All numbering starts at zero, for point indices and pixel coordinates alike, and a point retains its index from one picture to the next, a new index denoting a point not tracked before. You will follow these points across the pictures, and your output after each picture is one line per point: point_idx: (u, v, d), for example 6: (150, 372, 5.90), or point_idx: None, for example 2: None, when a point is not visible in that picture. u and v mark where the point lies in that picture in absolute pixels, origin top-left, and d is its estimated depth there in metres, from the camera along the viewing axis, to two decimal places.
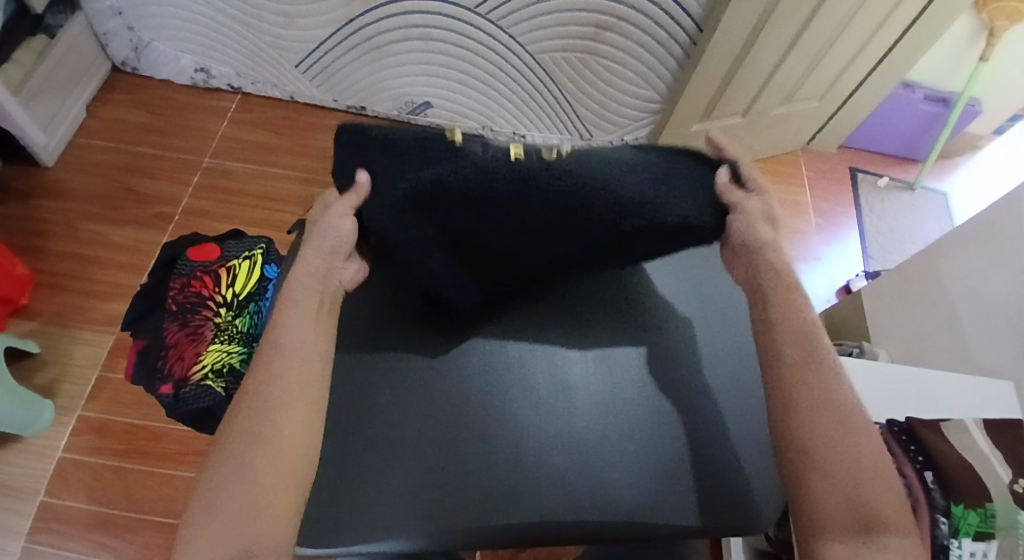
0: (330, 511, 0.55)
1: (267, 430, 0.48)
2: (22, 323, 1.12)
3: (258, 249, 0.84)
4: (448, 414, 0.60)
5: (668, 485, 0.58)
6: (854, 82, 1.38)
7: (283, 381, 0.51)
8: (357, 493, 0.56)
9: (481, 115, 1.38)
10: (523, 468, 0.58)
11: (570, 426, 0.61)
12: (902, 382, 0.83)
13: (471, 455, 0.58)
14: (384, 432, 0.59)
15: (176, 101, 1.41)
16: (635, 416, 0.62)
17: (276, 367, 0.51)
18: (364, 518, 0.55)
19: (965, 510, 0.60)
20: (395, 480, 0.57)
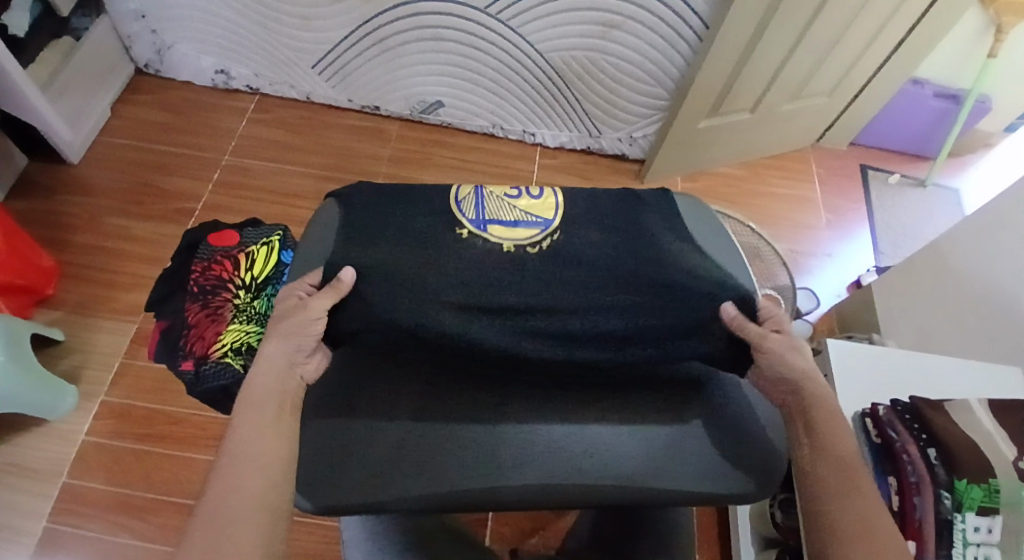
0: (322, 471, 0.54)
1: (223, 538, 0.41)
2: (46, 313, 1.15)
3: (276, 236, 0.87)
4: (449, 379, 0.57)
5: (674, 458, 0.55)
6: (862, 78, 1.39)
7: (244, 492, 0.45)
8: (349, 455, 0.54)
9: (491, 113, 1.41)
10: (521, 433, 0.55)
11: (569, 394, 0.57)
12: (908, 365, 0.84)
13: (471, 427, 0.55)
14: (371, 396, 0.56)
15: (196, 102, 1.45)
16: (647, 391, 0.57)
17: (234, 477, 0.45)
18: (354, 478, 0.53)
19: (969, 484, 0.61)
20: (385, 440, 0.55)
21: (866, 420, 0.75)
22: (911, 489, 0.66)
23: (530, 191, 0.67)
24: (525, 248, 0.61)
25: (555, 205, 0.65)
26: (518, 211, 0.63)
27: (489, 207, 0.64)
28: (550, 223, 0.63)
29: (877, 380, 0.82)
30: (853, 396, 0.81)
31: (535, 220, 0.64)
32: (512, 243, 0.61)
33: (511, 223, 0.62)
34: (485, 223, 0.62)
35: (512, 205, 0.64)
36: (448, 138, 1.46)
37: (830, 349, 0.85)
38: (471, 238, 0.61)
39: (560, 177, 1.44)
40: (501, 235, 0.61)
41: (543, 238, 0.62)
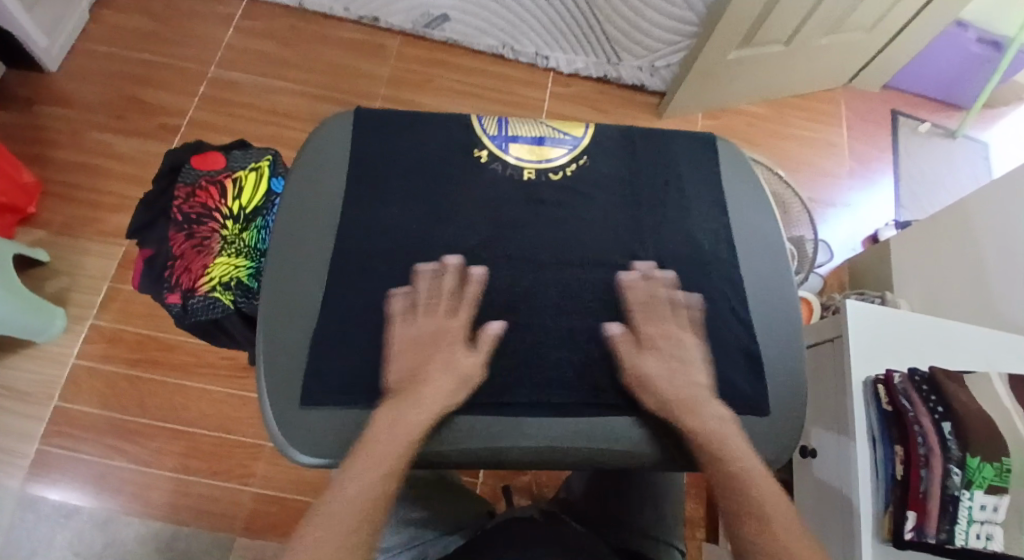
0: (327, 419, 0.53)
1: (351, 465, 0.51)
2: (29, 232, 1.10)
3: (265, 162, 0.81)
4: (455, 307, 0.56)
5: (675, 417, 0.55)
6: (904, 17, 1.28)
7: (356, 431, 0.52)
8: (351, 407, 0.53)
9: (502, 30, 1.32)
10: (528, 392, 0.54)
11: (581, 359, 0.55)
12: (931, 335, 0.80)
13: (481, 372, 0.54)
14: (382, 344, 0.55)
15: (179, 5, 1.33)
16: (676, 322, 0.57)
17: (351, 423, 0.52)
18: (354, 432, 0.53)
19: (981, 463, 0.61)
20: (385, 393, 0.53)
21: (879, 386, 0.72)
22: (918, 461, 0.64)
23: None
24: (547, 174, 0.64)
25: (584, 128, 0.67)
26: (545, 128, 0.66)
27: (516, 123, 0.66)
28: (578, 141, 0.66)
29: (894, 343, 0.79)
30: (866, 360, 0.77)
31: (563, 137, 0.66)
32: (533, 168, 0.64)
33: (538, 141, 0.65)
34: (509, 141, 0.65)
35: (540, 122, 0.67)
36: (453, 57, 1.35)
37: (848, 310, 0.79)
38: (491, 162, 0.63)
39: (573, 108, 1.35)
40: (527, 154, 0.64)
41: (566, 163, 0.64)
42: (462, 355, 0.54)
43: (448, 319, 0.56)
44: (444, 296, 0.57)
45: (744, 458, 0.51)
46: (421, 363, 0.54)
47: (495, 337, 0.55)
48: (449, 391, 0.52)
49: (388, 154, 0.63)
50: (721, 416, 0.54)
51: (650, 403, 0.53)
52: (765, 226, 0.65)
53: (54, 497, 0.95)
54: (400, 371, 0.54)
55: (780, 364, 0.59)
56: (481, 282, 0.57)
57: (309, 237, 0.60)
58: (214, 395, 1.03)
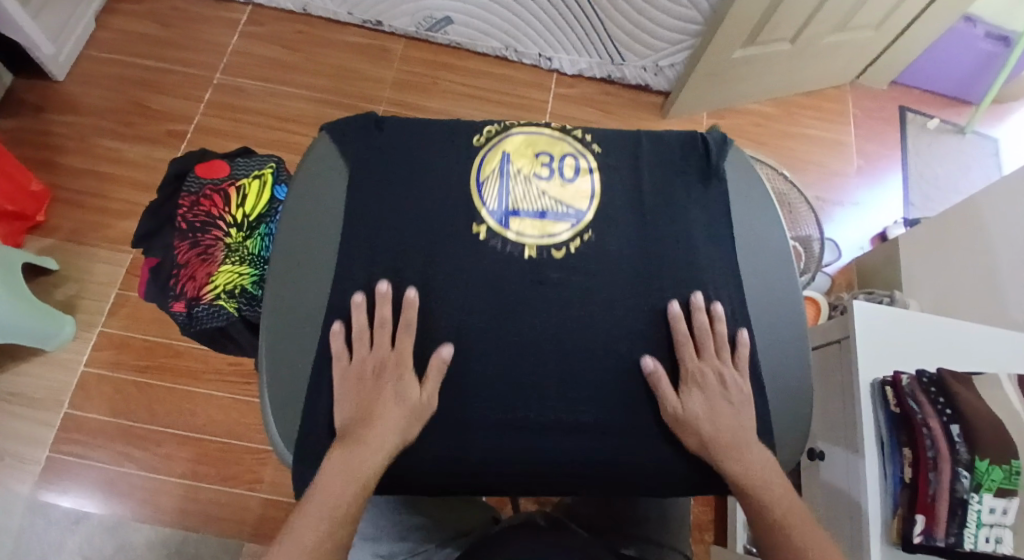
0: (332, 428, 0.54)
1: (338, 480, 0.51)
2: (39, 239, 1.11)
3: (268, 169, 0.81)
4: (455, 317, 0.55)
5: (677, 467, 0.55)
6: (912, 12, 1.26)
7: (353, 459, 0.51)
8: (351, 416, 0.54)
9: (505, 33, 1.29)
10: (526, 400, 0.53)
11: (582, 366, 0.54)
12: (941, 336, 0.79)
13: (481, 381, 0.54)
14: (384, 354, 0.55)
15: (184, 12, 1.33)
16: (654, 385, 0.54)
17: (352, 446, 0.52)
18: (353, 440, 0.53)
19: (989, 466, 0.60)
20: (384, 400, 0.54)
21: (886, 387, 0.71)
22: (926, 463, 0.63)
23: (563, 167, 0.61)
24: (548, 251, 0.58)
25: (590, 194, 0.60)
26: (549, 200, 0.59)
27: (515, 193, 0.60)
28: (584, 213, 0.59)
29: (902, 345, 0.78)
30: (874, 362, 0.76)
31: (568, 209, 0.60)
32: (534, 244, 0.58)
33: (541, 213, 0.59)
34: (508, 215, 0.58)
35: (542, 190, 0.60)
36: (456, 60, 1.35)
37: (855, 311, 0.78)
38: (489, 239, 0.57)
39: (577, 109, 1.34)
40: (530, 231, 0.58)
41: (570, 239, 0.58)
42: (413, 386, 0.54)
43: (383, 348, 0.56)
44: (375, 330, 0.56)
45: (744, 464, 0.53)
46: (368, 402, 0.54)
47: (443, 363, 0.53)
48: (401, 427, 0.53)
49: (385, 159, 0.61)
50: (764, 462, 0.54)
51: (691, 446, 0.54)
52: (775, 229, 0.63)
53: (66, 502, 0.96)
54: (346, 414, 0.54)
55: (783, 372, 0.58)
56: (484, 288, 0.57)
57: (312, 250, 0.58)
58: (222, 400, 1.04)
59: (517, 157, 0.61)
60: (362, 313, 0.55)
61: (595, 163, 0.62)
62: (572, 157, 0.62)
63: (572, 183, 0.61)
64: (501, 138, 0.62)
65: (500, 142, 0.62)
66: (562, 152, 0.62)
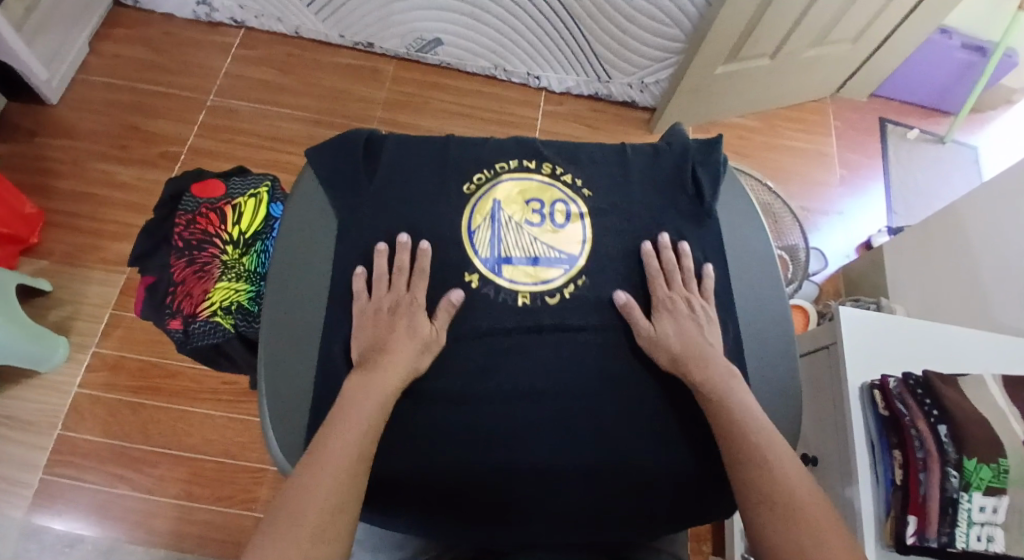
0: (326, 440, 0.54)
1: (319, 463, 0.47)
2: (32, 262, 1.11)
3: (264, 188, 0.82)
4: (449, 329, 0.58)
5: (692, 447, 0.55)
6: (887, 27, 1.30)
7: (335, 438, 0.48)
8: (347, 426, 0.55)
9: (494, 53, 1.32)
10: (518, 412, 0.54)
11: (569, 376, 0.56)
12: (927, 336, 0.81)
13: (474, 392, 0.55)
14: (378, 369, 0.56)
15: (178, 36, 1.36)
16: (627, 315, 0.58)
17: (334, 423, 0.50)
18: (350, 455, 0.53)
19: (978, 464, 0.60)
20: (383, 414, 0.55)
21: (875, 391, 0.73)
22: (917, 464, 0.65)
23: (554, 216, 0.63)
24: (542, 297, 0.59)
25: (580, 241, 0.62)
26: (540, 247, 0.61)
27: (507, 240, 0.62)
28: (576, 260, 0.61)
29: (889, 349, 0.79)
30: (862, 366, 0.78)
31: (559, 255, 0.62)
32: (528, 291, 0.60)
33: (533, 261, 0.61)
34: (501, 263, 0.61)
35: (534, 239, 0.62)
36: (446, 79, 1.38)
37: (842, 319, 0.80)
38: (483, 287, 0.60)
39: (565, 125, 1.37)
40: (524, 278, 0.60)
41: (563, 285, 0.60)
42: (423, 322, 0.57)
43: (399, 290, 0.59)
44: (393, 275, 0.60)
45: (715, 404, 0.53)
46: (385, 333, 0.57)
47: (454, 307, 0.58)
48: (411, 358, 0.55)
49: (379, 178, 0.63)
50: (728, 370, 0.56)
51: (662, 362, 0.56)
52: (756, 234, 0.65)
53: (59, 526, 0.95)
54: (363, 346, 0.57)
55: (771, 372, 0.60)
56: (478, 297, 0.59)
57: (310, 268, 0.61)
58: (216, 419, 1.03)
59: (509, 206, 0.63)
60: (383, 258, 0.60)
61: (585, 208, 0.64)
62: (563, 204, 0.64)
63: (562, 230, 0.63)
64: (490, 187, 0.64)
65: (491, 190, 0.64)
66: (552, 199, 0.64)
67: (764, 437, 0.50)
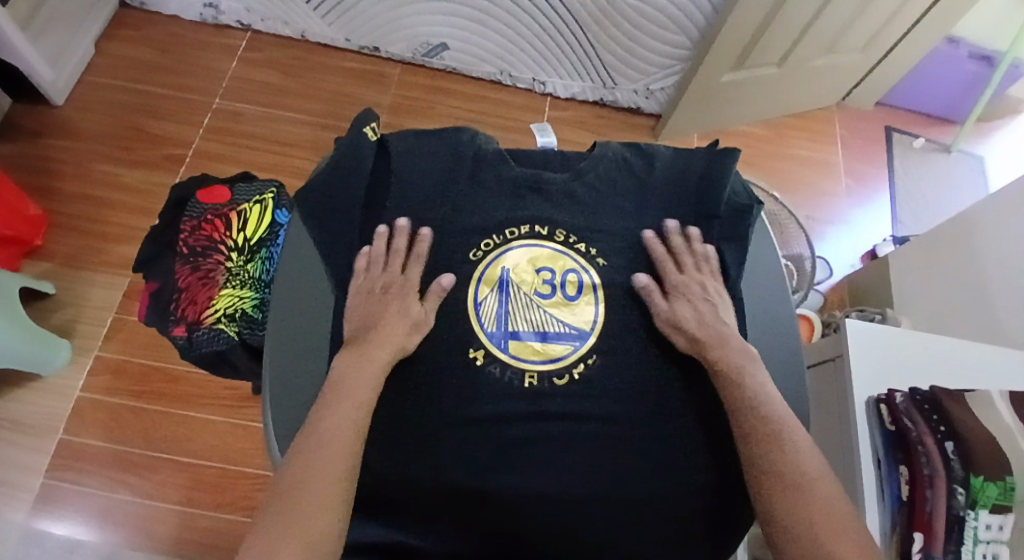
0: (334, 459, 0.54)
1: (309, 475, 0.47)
2: (36, 264, 1.11)
3: (270, 194, 0.82)
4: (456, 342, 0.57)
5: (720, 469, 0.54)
6: (894, 36, 1.30)
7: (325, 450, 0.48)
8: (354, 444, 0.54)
9: (499, 58, 1.32)
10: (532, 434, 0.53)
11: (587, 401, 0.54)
12: (937, 350, 0.80)
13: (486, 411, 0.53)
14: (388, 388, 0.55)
15: (184, 39, 1.35)
16: (647, 297, 0.58)
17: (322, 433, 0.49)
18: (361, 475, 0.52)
19: (985, 482, 0.59)
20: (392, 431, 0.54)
21: (880, 406, 0.72)
22: (923, 481, 0.64)
23: (566, 289, 0.58)
24: (551, 378, 0.55)
25: (593, 320, 0.57)
26: (547, 321, 0.57)
27: (515, 313, 0.57)
28: (586, 339, 0.57)
29: (896, 363, 0.79)
30: (870, 380, 0.77)
31: (570, 332, 0.57)
32: (537, 371, 0.55)
33: (543, 338, 0.56)
34: (509, 338, 0.56)
35: (542, 312, 0.58)
36: (452, 84, 1.37)
37: (848, 330, 0.80)
38: (488, 363, 0.55)
39: (571, 131, 1.37)
40: (532, 354, 0.56)
41: (573, 365, 0.56)
42: (414, 304, 0.57)
43: (395, 270, 0.59)
44: (390, 255, 0.60)
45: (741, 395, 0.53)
46: (376, 312, 0.57)
47: (443, 290, 0.57)
48: (403, 336, 0.55)
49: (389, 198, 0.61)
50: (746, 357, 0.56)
51: (680, 343, 0.56)
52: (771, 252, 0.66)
53: (60, 529, 0.95)
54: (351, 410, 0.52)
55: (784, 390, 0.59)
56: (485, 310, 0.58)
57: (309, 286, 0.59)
58: (218, 424, 1.03)
59: (518, 275, 0.58)
60: (382, 240, 0.60)
61: (598, 278, 0.59)
62: (576, 274, 0.59)
63: (575, 303, 0.58)
64: (501, 253, 0.59)
65: (501, 255, 0.59)
66: (564, 267, 0.59)
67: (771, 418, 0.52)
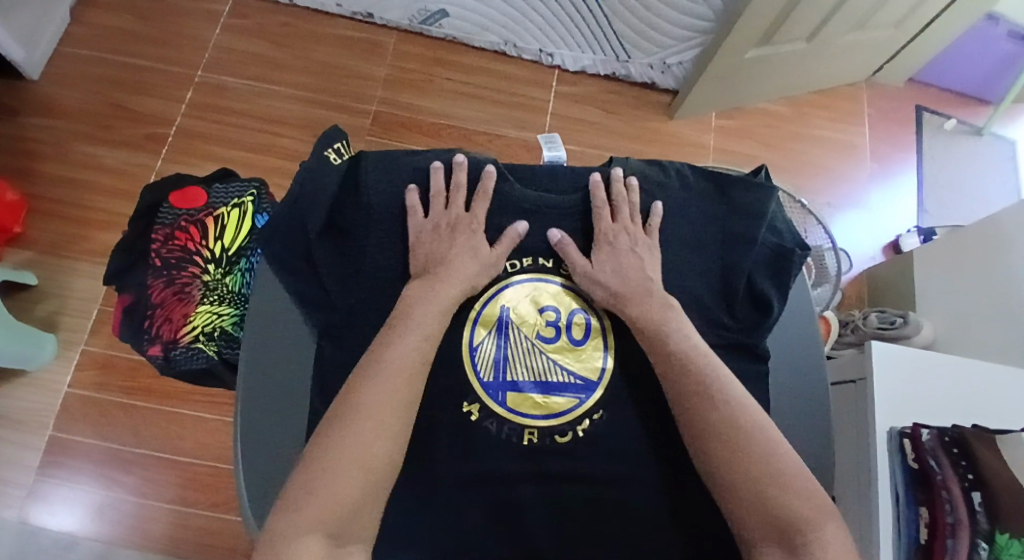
0: None
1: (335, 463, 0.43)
2: (16, 253, 1.06)
3: (249, 196, 0.76)
4: (450, 390, 0.53)
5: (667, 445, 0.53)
6: (935, 9, 1.18)
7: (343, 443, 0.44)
8: None
9: (503, 28, 1.21)
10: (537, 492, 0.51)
11: (589, 456, 0.52)
12: (968, 378, 0.74)
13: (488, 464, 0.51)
14: None
15: (162, 2, 1.25)
16: (564, 253, 0.57)
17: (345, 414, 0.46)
18: None
19: (1010, 539, 0.56)
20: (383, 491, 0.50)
21: (905, 441, 0.68)
22: (944, 529, 0.60)
23: (572, 332, 0.56)
24: (552, 436, 0.52)
25: (601, 368, 0.55)
26: (550, 370, 0.54)
27: (515, 359, 0.54)
28: (592, 391, 0.54)
29: (923, 391, 0.73)
30: (893, 410, 0.72)
31: (577, 382, 0.54)
32: (536, 427, 0.53)
33: (546, 389, 0.53)
34: (507, 389, 0.53)
35: (545, 359, 0.55)
36: (452, 55, 1.27)
37: (873, 352, 0.74)
38: (483, 419, 0.52)
39: (580, 109, 1.28)
40: (533, 409, 0.53)
41: (578, 419, 0.53)
42: (481, 244, 0.57)
43: (458, 207, 0.58)
44: (450, 193, 0.59)
45: (685, 345, 0.52)
46: (444, 247, 0.56)
47: (518, 235, 0.57)
48: (474, 274, 0.55)
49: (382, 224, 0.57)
50: (664, 305, 0.55)
51: (598, 298, 0.56)
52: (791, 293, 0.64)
53: (54, 527, 0.94)
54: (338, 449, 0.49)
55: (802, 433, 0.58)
56: (483, 356, 0.54)
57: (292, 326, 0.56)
58: (210, 421, 1.01)
59: (519, 315, 0.56)
60: (439, 175, 0.60)
61: (607, 320, 0.57)
62: (582, 315, 0.57)
63: (581, 348, 0.56)
64: (499, 290, 0.57)
65: (498, 292, 0.57)
66: (571, 307, 0.57)
67: (716, 381, 0.50)
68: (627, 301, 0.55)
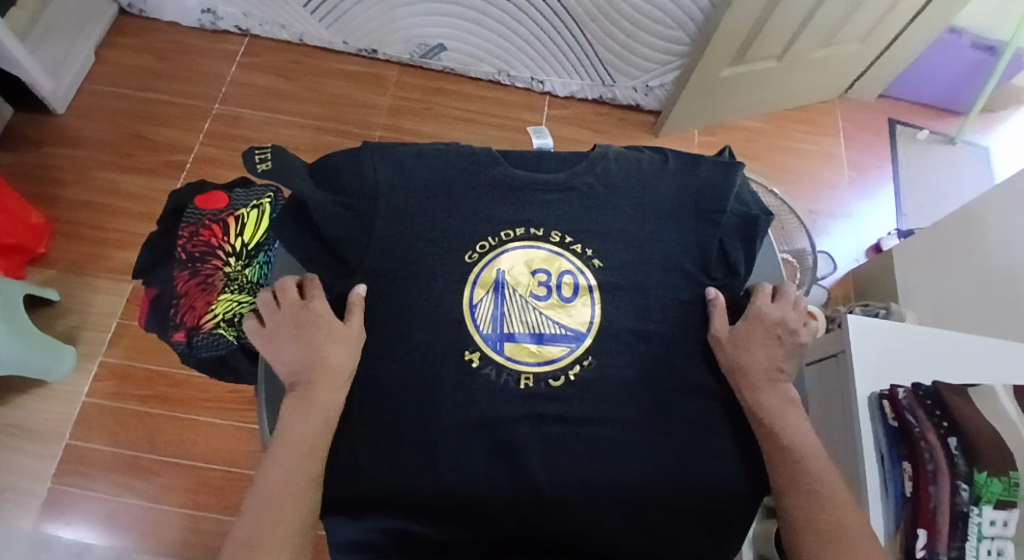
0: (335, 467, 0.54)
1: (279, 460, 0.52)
2: (39, 272, 1.12)
3: (267, 198, 0.82)
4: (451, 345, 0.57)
5: (744, 453, 0.57)
6: (896, 27, 1.29)
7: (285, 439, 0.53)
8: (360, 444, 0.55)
9: (497, 58, 1.31)
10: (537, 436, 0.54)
11: (585, 402, 0.55)
12: (941, 346, 0.78)
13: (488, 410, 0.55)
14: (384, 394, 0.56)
15: (183, 45, 1.36)
16: (711, 310, 0.60)
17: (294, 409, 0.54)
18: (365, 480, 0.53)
19: (988, 478, 0.59)
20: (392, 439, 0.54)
21: (884, 401, 0.71)
22: (927, 477, 0.63)
23: (561, 291, 0.60)
24: (546, 381, 0.56)
25: (589, 321, 0.59)
26: (542, 323, 0.59)
27: (510, 314, 0.59)
28: (582, 342, 0.58)
29: (899, 358, 0.78)
30: (872, 377, 0.76)
31: (568, 334, 0.58)
32: (531, 373, 0.57)
33: (538, 340, 0.58)
34: (504, 339, 0.57)
35: (538, 314, 0.59)
36: (450, 85, 1.37)
37: (849, 326, 0.79)
38: (483, 366, 0.56)
39: (570, 130, 1.37)
40: (527, 357, 0.57)
41: (568, 366, 0.57)
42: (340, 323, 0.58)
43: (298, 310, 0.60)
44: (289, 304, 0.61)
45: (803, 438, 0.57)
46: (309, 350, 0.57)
47: (360, 296, 0.58)
48: (343, 353, 0.56)
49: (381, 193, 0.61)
50: (790, 396, 0.59)
51: (724, 364, 0.58)
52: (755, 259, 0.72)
53: (66, 534, 0.96)
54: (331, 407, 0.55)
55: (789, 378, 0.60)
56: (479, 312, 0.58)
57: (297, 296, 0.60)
58: (221, 427, 1.04)
59: (513, 277, 0.60)
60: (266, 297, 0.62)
61: (593, 279, 0.60)
62: (571, 275, 0.61)
63: (570, 304, 0.60)
64: (496, 255, 0.60)
65: (495, 258, 0.60)
66: (560, 269, 0.61)
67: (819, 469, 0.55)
68: (757, 377, 0.58)
